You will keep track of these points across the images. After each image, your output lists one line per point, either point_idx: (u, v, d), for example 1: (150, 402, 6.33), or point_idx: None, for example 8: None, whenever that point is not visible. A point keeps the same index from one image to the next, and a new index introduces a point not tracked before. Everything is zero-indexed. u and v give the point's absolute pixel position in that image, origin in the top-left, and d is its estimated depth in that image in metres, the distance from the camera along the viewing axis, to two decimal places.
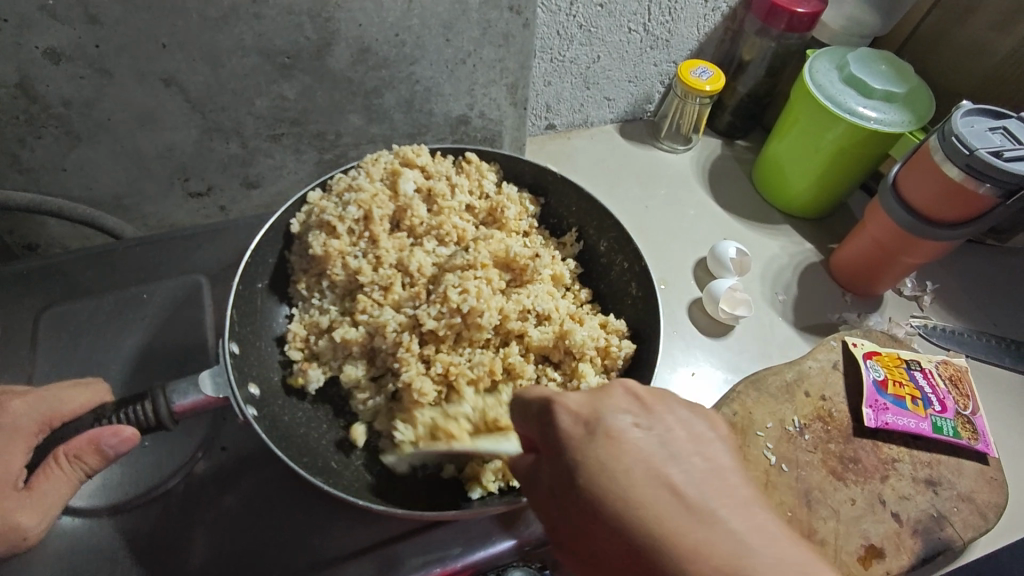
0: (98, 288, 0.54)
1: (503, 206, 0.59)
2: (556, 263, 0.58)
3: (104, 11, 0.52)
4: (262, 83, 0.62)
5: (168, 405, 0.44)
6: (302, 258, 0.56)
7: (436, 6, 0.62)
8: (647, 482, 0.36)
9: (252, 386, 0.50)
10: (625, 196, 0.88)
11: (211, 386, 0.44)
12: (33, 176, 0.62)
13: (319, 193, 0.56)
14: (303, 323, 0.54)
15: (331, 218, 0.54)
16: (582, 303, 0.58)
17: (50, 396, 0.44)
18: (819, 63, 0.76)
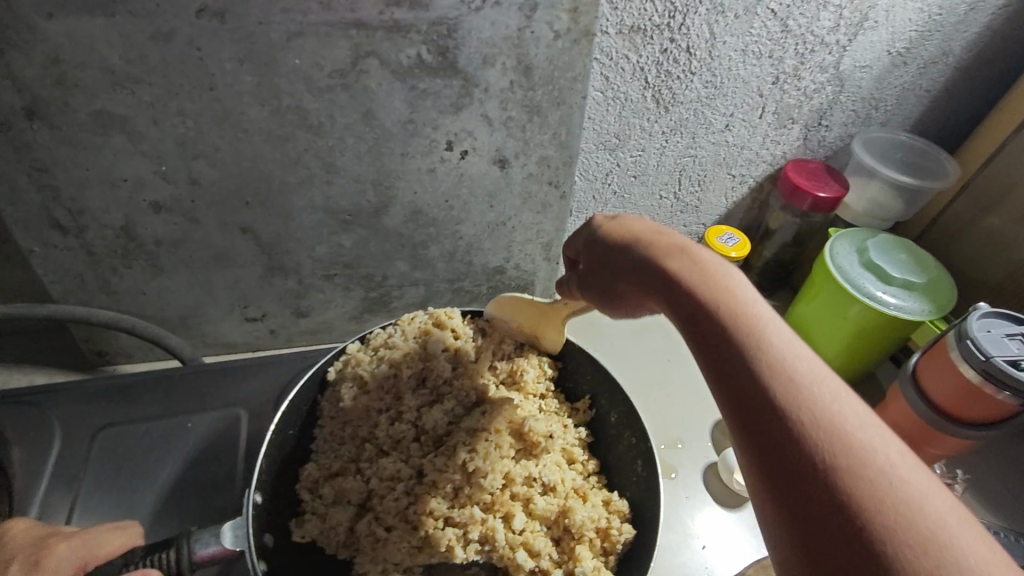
0: (151, 411, 0.60)
1: (522, 369, 0.64)
2: (566, 433, 0.61)
3: (204, 175, 0.62)
4: (324, 234, 0.71)
5: (189, 553, 0.47)
6: (331, 404, 0.61)
7: (483, 179, 0.71)
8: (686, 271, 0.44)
9: (267, 535, 0.52)
10: (647, 348, 0.90)
11: (230, 539, 0.48)
12: (117, 298, 0.70)
13: (357, 345, 0.62)
14: (320, 468, 0.58)
15: (364, 373, 0.60)
16: (588, 473, 0.60)
17: (90, 540, 0.47)
18: (840, 244, 0.80)
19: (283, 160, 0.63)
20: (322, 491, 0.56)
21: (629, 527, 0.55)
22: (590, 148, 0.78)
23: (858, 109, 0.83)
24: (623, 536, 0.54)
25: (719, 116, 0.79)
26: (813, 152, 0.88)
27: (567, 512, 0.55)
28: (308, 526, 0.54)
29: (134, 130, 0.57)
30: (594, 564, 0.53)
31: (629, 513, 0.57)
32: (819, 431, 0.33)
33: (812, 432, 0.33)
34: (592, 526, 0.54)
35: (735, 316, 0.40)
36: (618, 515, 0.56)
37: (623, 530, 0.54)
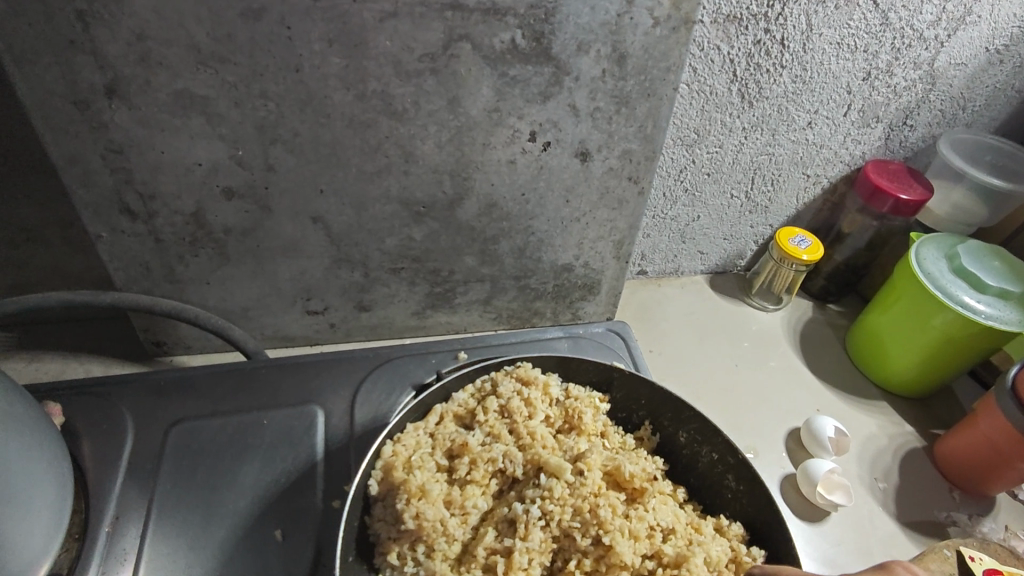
0: (224, 406, 0.57)
1: (580, 411, 0.61)
2: (648, 463, 0.59)
3: (281, 162, 0.60)
4: (396, 225, 0.68)
5: None
6: (383, 514, 0.53)
7: (563, 172, 0.67)
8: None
9: None
10: (716, 382, 0.83)
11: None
12: (180, 286, 0.68)
13: (390, 444, 0.54)
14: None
15: (415, 472, 0.53)
16: (680, 503, 0.59)
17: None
18: (926, 249, 0.77)
19: (362, 147, 0.60)
20: None
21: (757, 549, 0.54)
22: (668, 144, 0.75)
23: (945, 109, 0.80)
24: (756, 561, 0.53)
25: (803, 112, 0.76)
26: (893, 153, 0.84)
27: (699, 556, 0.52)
28: None
29: (214, 112, 0.55)
30: None
31: (744, 532, 0.56)
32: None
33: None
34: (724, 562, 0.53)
35: None
36: (738, 540, 0.55)
37: (754, 552, 0.53)
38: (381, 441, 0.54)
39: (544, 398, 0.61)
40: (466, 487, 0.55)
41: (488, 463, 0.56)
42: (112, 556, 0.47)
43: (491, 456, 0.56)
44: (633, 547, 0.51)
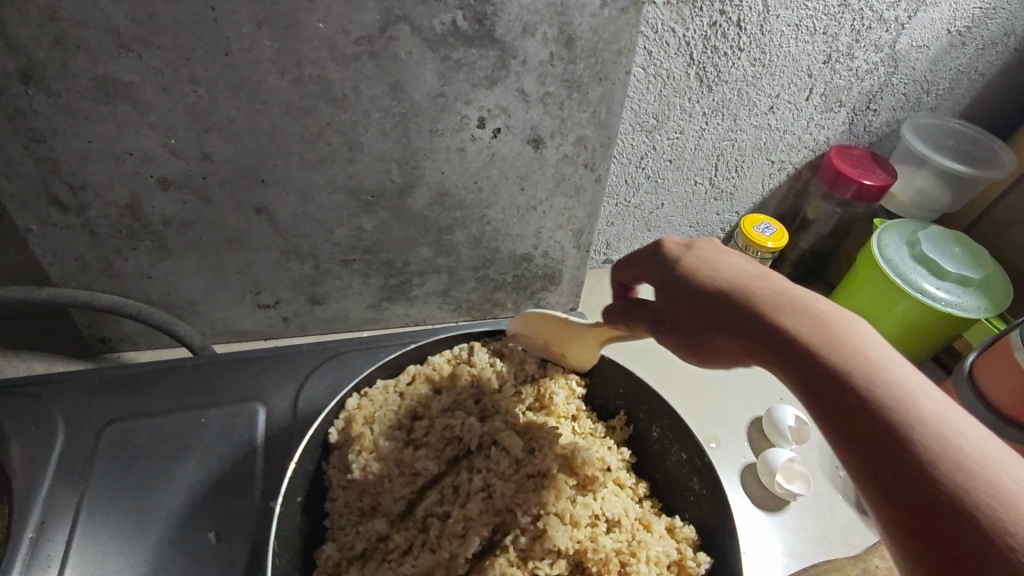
0: (161, 405, 0.55)
1: (552, 392, 0.60)
2: (611, 455, 0.58)
3: (217, 150, 0.57)
4: (344, 216, 0.66)
5: None
6: (339, 469, 0.54)
7: (516, 160, 0.66)
8: (795, 299, 0.43)
9: None
10: (682, 365, 0.83)
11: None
12: (121, 281, 0.66)
13: (356, 397, 0.56)
14: (340, 550, 0.51)
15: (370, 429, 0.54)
16: (640, 497, 0.57)
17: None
18: (888, 236, 0.76)
19: (303, 135, 0.58)
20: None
21: (704, 554, 0.51)
22: (627, 130, 0.73)
23: (908, 93, 0.79)
24: (701, 567, 0.50)
25: (764, 96, 0.74)
26: (858, 138, 0.83)
27: (634, 556, 0.50)
28: None
29: (141, 99, 0.52)
30: None
31: (697, 538, 0.53)
32: (950, 462, 0.34)
33: (966, 478, 0.33)
34: (665, 562, 0.50)
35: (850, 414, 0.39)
36: (687, 543, 0.52)
37: (699, 559, 0.51)
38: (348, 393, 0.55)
39: (515, 373, 0.61)
40: (420, 447, 0.56)
41: (446, 425, 0.56)
42: (37, 564, 0.46)
43: (449, 422, 0.56)
44: (571, 532, 0.50)
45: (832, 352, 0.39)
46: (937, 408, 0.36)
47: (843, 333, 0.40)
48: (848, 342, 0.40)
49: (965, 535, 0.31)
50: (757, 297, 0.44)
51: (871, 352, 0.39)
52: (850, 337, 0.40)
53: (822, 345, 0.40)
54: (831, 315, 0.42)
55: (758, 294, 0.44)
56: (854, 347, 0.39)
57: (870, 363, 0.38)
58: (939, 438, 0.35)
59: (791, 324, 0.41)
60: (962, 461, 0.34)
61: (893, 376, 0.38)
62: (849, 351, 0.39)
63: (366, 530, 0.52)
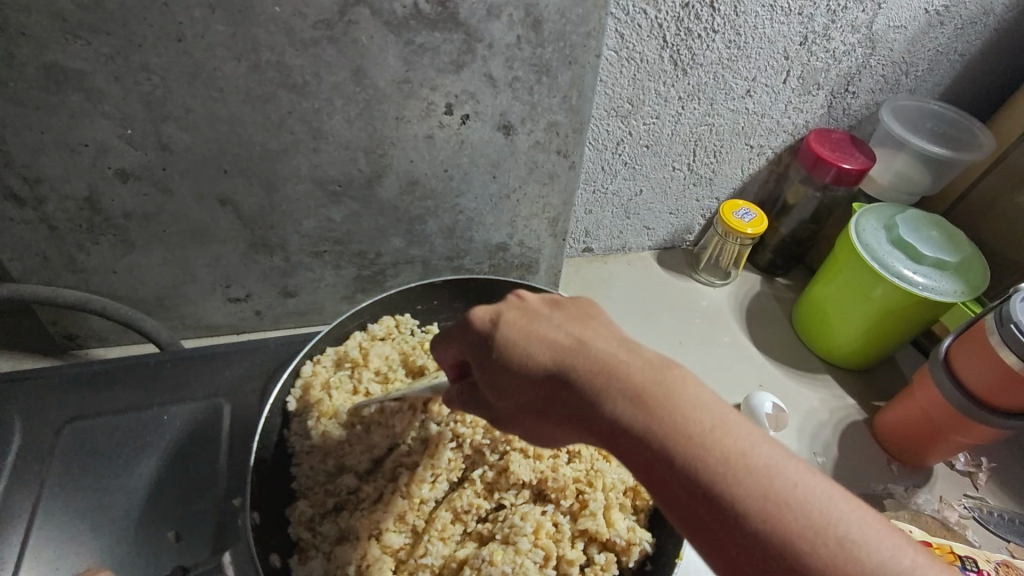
0: (123, 402, 0.55)
1: None
2: None
3: (176, 140, 0.56)
4: (312, 206, 0.64)
5: None
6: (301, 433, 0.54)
7: (486, 147, 0.64)
8: (591, 346, 0.37)
9: (274, 556, 0.47)
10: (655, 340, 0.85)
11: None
12: (85, 276, 0.64)
13: (310, 363, 0.56)
14: (313, 506, 0.51)
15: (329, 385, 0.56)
16: None
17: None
18: (865, 220, 0.75)
19: (264, 123, 0.57)
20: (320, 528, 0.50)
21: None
22: (601, 115, 0.72)
23: (887, 74, 0.77)
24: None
25: (741, 79, 0.73)
26: (837, 121, 0.82)
27: (594, 482, 0.51)
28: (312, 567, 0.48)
29: (92, 87, 0.51)
30: (628, 525, 0.49)
31: None
32: (742, 491, 0.30)
33: (755, 522, 0.30)
34: (621, 487, 0.52)
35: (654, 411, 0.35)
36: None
37: None
38: (301, 359, 0.56)
39: None
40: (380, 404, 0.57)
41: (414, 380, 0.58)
42: None
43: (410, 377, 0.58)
44: (533, 465, 0.52)
45: (638, 398, 0.34)
46: (746, 440, 0.32)
47: (638, 370, 0.35)
48: (648, 382, 0.34)
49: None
50: (553, 350, 0.38)
51: (686, 393, 0.34)
52: (640, 370, 0.35)
53: (618, 400, 0.34)
54: (630, 360, 0.36)
55: (579, 365, 0.36)
56: (669, 386, 0.34)
57: (686, 413, 0.33)
58: (738, 461, 0.31)
59: (592, 372, 0.36)
60: (734, 514, 0.30)
61: (690, 417, 0.33)
62: (654, 400, 0.34)
63: (337, 484, 0.52)
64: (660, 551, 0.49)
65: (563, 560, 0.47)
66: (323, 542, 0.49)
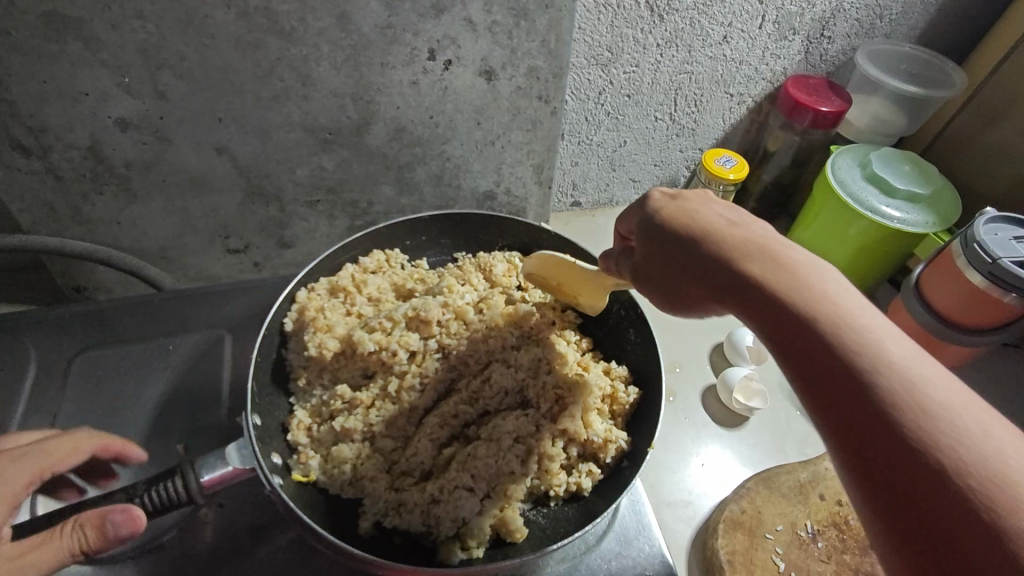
0: (130, 336, 0.58)
1: (493, 264, 0.65)
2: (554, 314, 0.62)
3: (171, 88, 0.59)
4: (304, 154, 0.67)
5: (196, 480, 0.45)
6: (297, 355, 0.58)
7: (469, 93, 0.67)
8: (746, 244, 0.42)
9: (275, 456, 0.52)
10: None
11: (238, 459, 0.46)
12: (90, 227, 0.67)
13: (305, 291, 0.60)
14: (311, 415, 0.55)
15: (322, 309, 0.59)
16: (583, 350, 0.60)
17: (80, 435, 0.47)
18: (841, 159, 0.77)
19: (255, 71, 0.59)
20: (315, 435, 0.54)
21: (633, 389, 0.57)
22: (582, 64, 0.75)
23: (862, 18, 0.79)
24: (630, 398, 0.56)
25: (717, 25, 0.75)
26: (814, 68, 0.84)
27: (572, 388, 0.55)
28: (311, 465, 0.52)
29: (91, 36, 0.53)
30: (604, 427, 0.54)
31: (631, 377, 0.59)
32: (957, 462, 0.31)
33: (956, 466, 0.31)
34: (600, 394, 0.56)
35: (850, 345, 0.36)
36: (620, 380, 0.58)
37: (629, 392, 0.57)
38: (298, 287, 0.60)
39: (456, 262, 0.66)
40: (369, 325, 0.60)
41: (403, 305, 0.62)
42: None
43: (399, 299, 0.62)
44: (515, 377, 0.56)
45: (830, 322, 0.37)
46: (934, 378, 0.34)
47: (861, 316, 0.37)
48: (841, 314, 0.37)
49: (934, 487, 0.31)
50: (772, 263, 0.40)
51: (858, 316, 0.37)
52: (860, 315, 0.37)
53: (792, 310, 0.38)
54: (841, 293, 0.38)
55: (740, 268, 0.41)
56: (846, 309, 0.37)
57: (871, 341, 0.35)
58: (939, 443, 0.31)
59: (782, 282, 0.39)
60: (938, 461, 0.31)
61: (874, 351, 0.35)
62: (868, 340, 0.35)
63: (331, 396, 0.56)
64: (634, 448, 0.54)
65: (545, 456, 0.52)
66: (320, 446, 0.54)
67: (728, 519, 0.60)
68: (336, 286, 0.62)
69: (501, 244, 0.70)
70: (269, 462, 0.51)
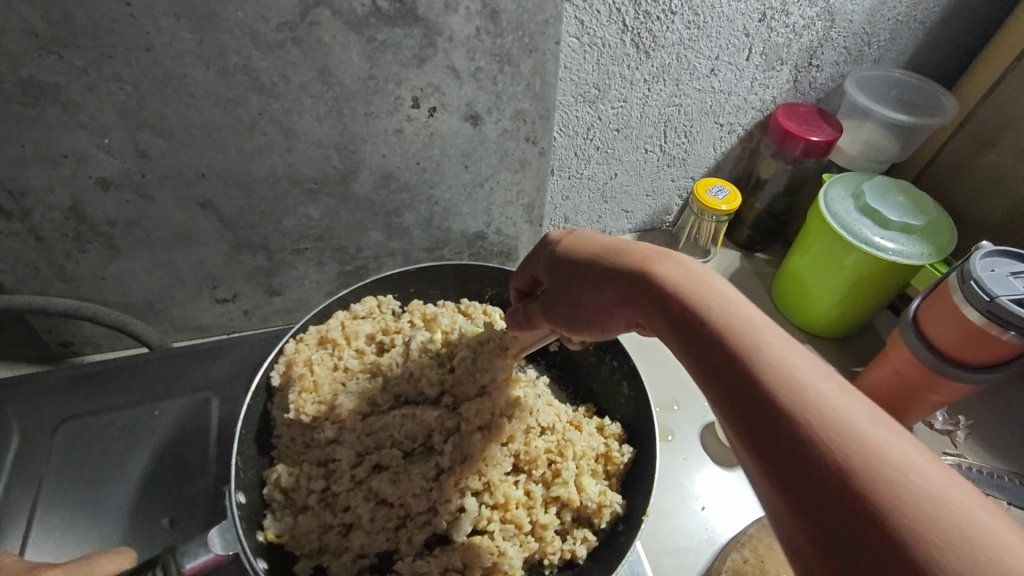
0: (114, 401, 0.57)
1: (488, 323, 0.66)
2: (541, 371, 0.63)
3: (152, 147, 0.58)
4: (290, 205, 0.66)
5: (178, 569, 0.43)
6: (283, 411, 0.57)
7: (456, 138, 0.66)
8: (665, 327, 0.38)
9: (259, 533, 0.51)
10: None
11: (220, 544, 0.45)
12: (75, 284, 0.67)
13: (293, 344, 0.60)
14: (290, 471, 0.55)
15: (309, 364, 0.58)
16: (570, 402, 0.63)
17: (80, 567, 0.44)
18: (834, 190, 0.76)
19: (237, 126, 0.58)
20: (293, 496, 0.54)
21: (627, 448, 0.58)
22: (569, 102, 0.74)
23: (849, 46, 0.79)
24: (624, 457, 0.58)
25: (703, 59, 0.74)
26: (804, 95, 0.84)
27: (564, 452, 0.57)
28: (286, 525, 0.52)
29: (68, 100, 0.53)
30: (599, 490, 0.55)
31: (623, 435, 0.60)
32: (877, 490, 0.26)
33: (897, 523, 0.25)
34: (592, 455, 0.58)
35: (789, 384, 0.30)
36: (613, 438, 0.59)
37: (623, 451, 0.58)
38: (287, 339, 0.60)
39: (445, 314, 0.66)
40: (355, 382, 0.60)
41: (390, 358, 0.62)
42: None
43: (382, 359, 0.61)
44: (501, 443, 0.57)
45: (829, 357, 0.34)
46: (849, 407, 0.29)
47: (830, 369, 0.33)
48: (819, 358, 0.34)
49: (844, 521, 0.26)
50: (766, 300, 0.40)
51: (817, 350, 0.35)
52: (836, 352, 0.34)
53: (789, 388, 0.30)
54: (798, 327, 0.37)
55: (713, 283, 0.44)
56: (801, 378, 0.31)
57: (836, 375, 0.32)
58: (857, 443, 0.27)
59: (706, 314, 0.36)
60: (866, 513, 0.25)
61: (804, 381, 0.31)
62: (817, 407, 0.29)
63: (314, 455, 0.56)
64: (630, 510, 0.55)
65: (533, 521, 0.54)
66: (296, 503, 0.54)
67: (730, 569, 0.59)
68: (325, 338, 0.61)
69: (490, 291, 0.69)
70: (253, 542, 0.50)
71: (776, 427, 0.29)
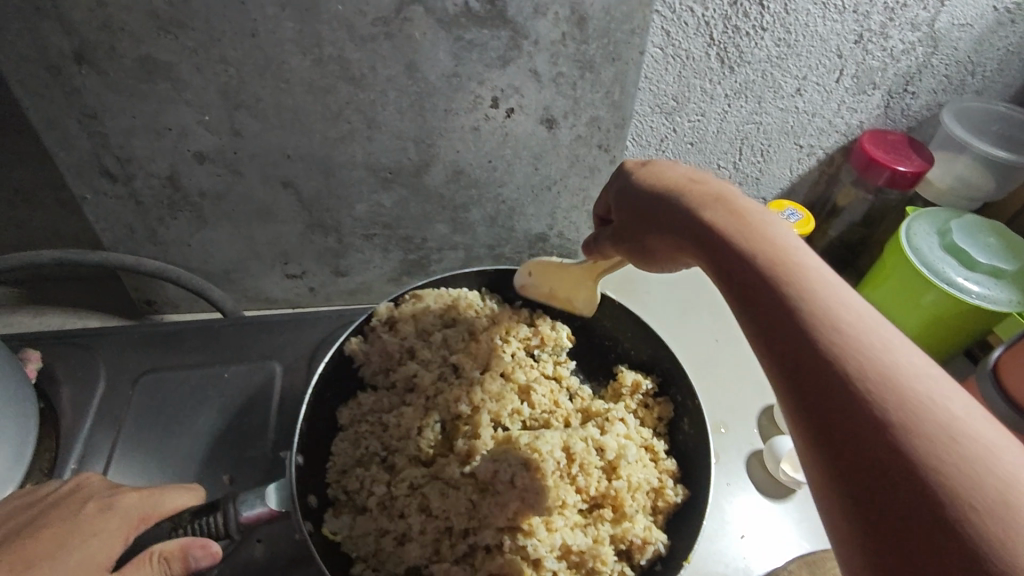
0: (192, 359, 0.62)
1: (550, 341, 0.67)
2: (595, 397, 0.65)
3: (246, 127, 0.61)
4: (364, 191, 0.69)
5: (235, 515, 0.48)
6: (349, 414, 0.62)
7: (529, 140, 0.67)
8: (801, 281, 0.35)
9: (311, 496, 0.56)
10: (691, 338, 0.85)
11: (275, 499, 0.49)
12: (164, 248, 0.72)
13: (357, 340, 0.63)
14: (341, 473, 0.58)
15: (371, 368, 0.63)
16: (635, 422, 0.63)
17: (155, 496, 0.48)
18: (918, 224, 0.73)
19: (324, 113, 0.61)
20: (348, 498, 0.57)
21: (681, 487, 0.58)
22: (646, 111, 0.73)
23: (950, 75, 0.75)
24: (677, 497, 0.57)
25: (790, 78, 0.72)
26: (894, 123, 0.80)
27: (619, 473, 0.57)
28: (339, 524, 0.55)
29: (178, 77, 0.57)
30: (645, 526, 0.54)
31: (678, 472, 0.59)
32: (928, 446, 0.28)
33: (918, 442, 0.28)
34: (646, 488, 0.57)
35: (823, 315, 0.33)
36: (668, 474, 0.59)
37: (676, 489, 0.57)
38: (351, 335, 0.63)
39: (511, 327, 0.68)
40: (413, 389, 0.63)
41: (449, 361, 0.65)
42: None
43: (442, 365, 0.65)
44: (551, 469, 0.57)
45: (855, 358, 0.31)
46: (915, 359, 0.31)
47: (866, 330, 0.32)
48: (880, 356, 0.31)
49: (893, 467, 0.28)
50: (738, 222, 0.40)
51: (876, 339, 0.32)
52: (856, 313, 0.33)
53: (811, 303, 0.34)
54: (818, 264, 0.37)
55: (679, 199, 0.44)
56: (834, 300, 0.34)
57: (958, 441, 0.28)
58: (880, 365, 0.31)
59: (819, 293, 0.34)
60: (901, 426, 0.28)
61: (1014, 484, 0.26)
62: (914, 400, 0.29)
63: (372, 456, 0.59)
64: (672, 554, 0.54)
65: (575, 553, 0.53)
66: (357, 504, 0.57)
67: None
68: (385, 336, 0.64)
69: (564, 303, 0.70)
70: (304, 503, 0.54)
71: (824, 386, 0.31)
